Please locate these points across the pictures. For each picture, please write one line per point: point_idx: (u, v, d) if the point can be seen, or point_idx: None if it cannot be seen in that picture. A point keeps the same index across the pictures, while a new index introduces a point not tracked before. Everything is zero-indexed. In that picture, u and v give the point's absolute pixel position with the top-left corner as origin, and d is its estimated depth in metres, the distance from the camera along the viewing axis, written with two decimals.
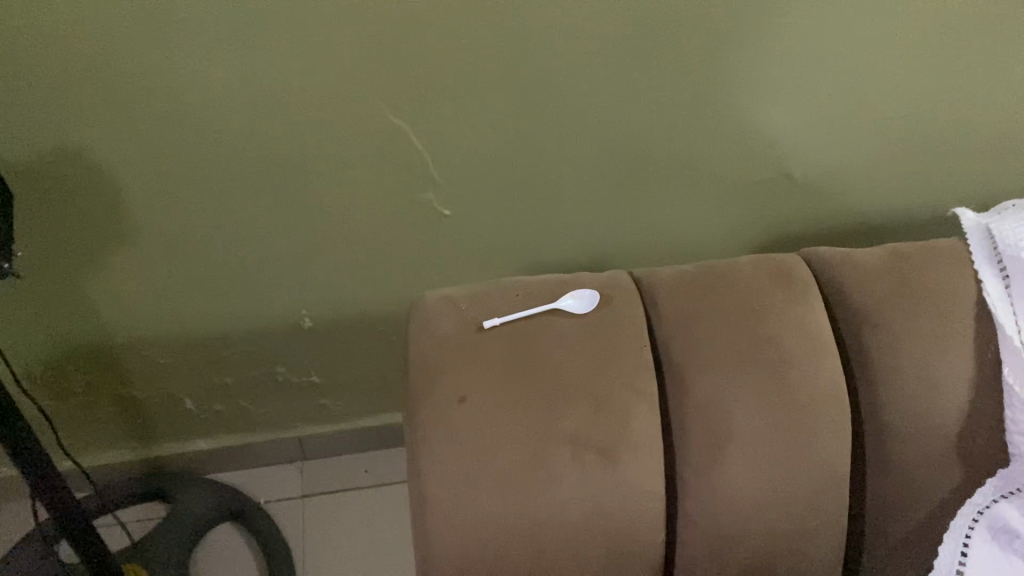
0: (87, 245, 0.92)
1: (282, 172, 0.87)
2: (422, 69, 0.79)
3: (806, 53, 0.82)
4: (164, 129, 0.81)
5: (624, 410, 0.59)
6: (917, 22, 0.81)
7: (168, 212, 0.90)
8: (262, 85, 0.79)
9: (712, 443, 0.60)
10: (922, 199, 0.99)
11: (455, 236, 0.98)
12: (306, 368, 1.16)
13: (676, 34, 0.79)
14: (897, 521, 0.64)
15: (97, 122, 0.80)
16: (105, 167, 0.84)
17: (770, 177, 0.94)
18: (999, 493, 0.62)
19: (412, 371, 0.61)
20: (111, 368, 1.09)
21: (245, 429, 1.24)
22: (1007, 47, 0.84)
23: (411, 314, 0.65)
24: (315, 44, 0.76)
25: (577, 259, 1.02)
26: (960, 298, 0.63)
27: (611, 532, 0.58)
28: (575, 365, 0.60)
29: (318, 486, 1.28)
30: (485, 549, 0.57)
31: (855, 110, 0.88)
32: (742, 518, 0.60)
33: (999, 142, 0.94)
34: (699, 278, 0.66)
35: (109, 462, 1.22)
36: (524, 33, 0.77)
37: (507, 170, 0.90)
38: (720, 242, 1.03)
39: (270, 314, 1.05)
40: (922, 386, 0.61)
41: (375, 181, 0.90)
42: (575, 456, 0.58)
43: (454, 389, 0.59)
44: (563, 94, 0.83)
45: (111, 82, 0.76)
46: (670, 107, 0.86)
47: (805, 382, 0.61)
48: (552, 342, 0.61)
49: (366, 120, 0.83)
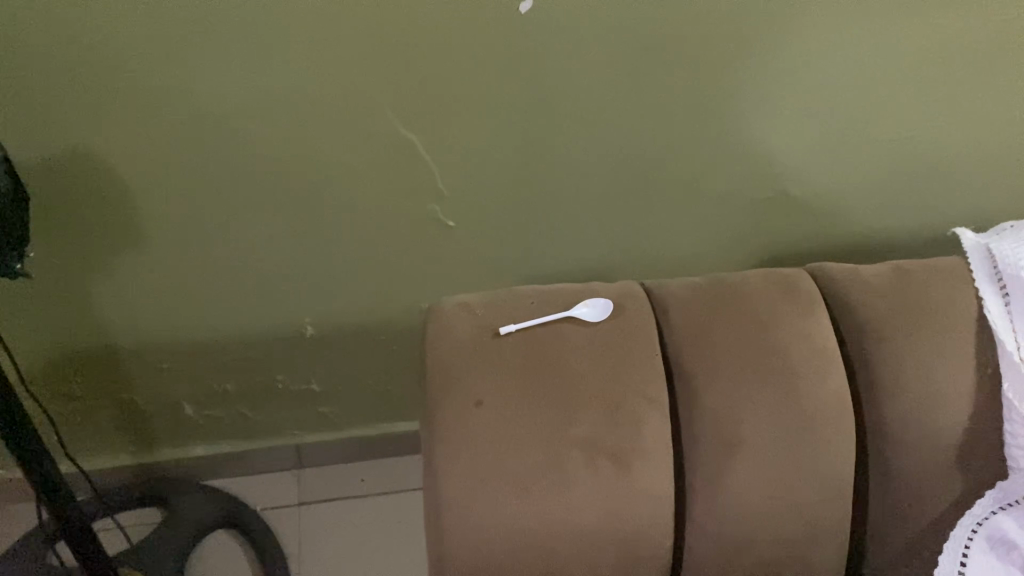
0: (99, 248, 0.92)
1: (292, 180, 0.89)
2: (432, 81, 0.81)
3: (807, 75, 0.84)
4: (179, 135, 0.82)
5: (635, 418, 0.60)
6: (914, 48, 0.84)
7: (180, 218, 0.91)
8: (275, 92, 0.80)
9: (721, 450, 0.61)
10: (918, 218, 1.02)
11: (461, 247, 0.99)
12: (306, 376, 1.16)
13: (679, 53, 0.81)
14: (898, 532, 0.65)
15: (115, 128, 0.81)
16: (119, 172, 0.85)
17: (769, 196, 0.97)
18: (997, 505, 0.63)
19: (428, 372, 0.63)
20: (115, 372, 1.09)
21: (243, 436, 1.24)
22: (999, 72, 0.87)
23: (427, 321, 0.67)
24: (331, 53, 0.78)
25: (580, 271, 1.04)
26: (962, 314, 0.65)
27: (621, 536, 0.59)
28: (588, 372, 0.62)
29: (314, 494, 1.28)
30: (499, 551, 0.58)
31: (853, 132, 0.91)
32: (749, 525, 0.61)
33: (994, 165, 0.96)
34: (708, 289, 0.67)
35: (107, 467, 1.22)
36: (536, 47, 0.79)
37: (513, 183, 0.92)
38: (721, 258, 1.04)
39: (275, 321, 1.06)
40: (925, 400, 0.63)
41: (385, 189, 0.91)
42: (586, 461, 0.59)
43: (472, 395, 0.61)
44: (571, 110, 0.85)
45: (129, 88, 0.78)
46: (673, 125, 0.88)
47: (812, 393, 0.62)
48: (566, 350, 0.63)
49: (376, 128, 0.85)
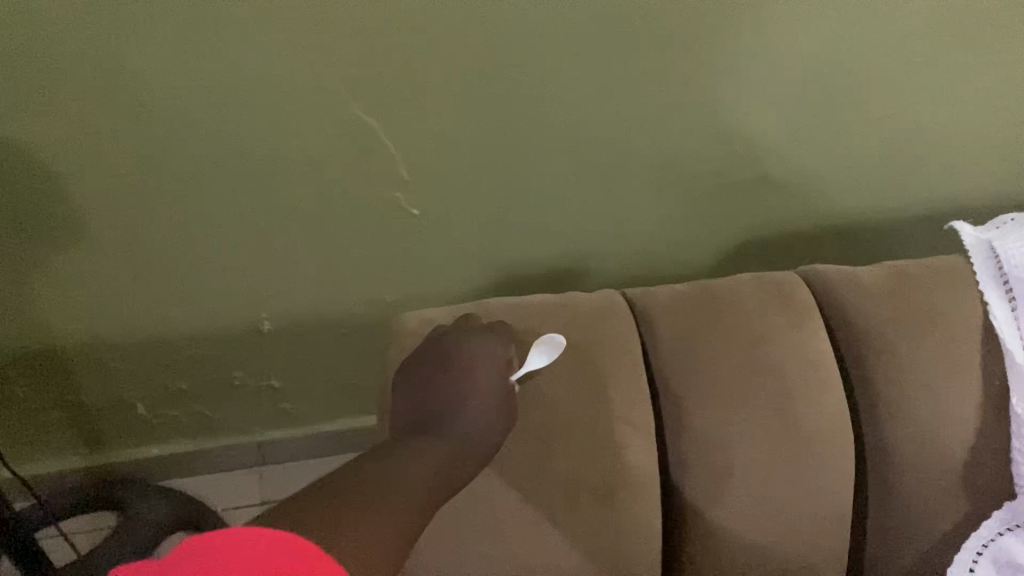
0: (32, 247, 0.85)
1: (243, 172, 0.82)
2: (392, 65, 0.74)
3: (797, 51, 0.79)
4: (116, 126, 0.75)
5: (620, 448, 0.62)
6: (910, 23, 0.78)
7: (120, 214, 0.84)
8: (221, 79, 0.73)
9: (713, 476, 0.62)
10: (902, 203, 0.98)
11: (427, 238, 0.93)
12: (264, 372, 1.10)
13: (657, 29, 0.75)
14: (899, 553, 0.66)
15: (44, 119, 0.74)
16: (52, 166, 0.78)
17: (749, 178, 0.91)
18: (1003, 526, 0.65)
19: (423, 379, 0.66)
20: (59, 374, 1.03)
21: (201, 435, 1.18)
22: (993, 47, 0.82)
23: (427, 335, 0.68)
24: (283, 36, 0.71)
25: (551, 263, 0.99)
26: (966, 323, 0.65)
27: (601, 557, 0.62)
28: (575, 401, 0.63)
29: (276, 493, 1.24)
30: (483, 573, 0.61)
31: (837, 110, 0.85)
32: (743, 546, 0.63)
33: (983, 147, 0.92)
34: (698, 298, 0.67)
35: (54, 471, 1.16)
36: (505, 28, 0.73)
37: (482, 171, 0.86)
38: (699, 245, 1.00)
39: (228, 317, 1.00)
40: (926, 418, 0.64)
41: (343, 182, 0.85)
42: (568, 492, 0.61)
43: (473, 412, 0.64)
44: (544, 93, 0.79)
45: (61, 75, 0.71)
46: (651, 106, 0.82)
47: (808, 415, 0.63)
48: (549, 379, 0.63)
49: (332, 115, 0.78)
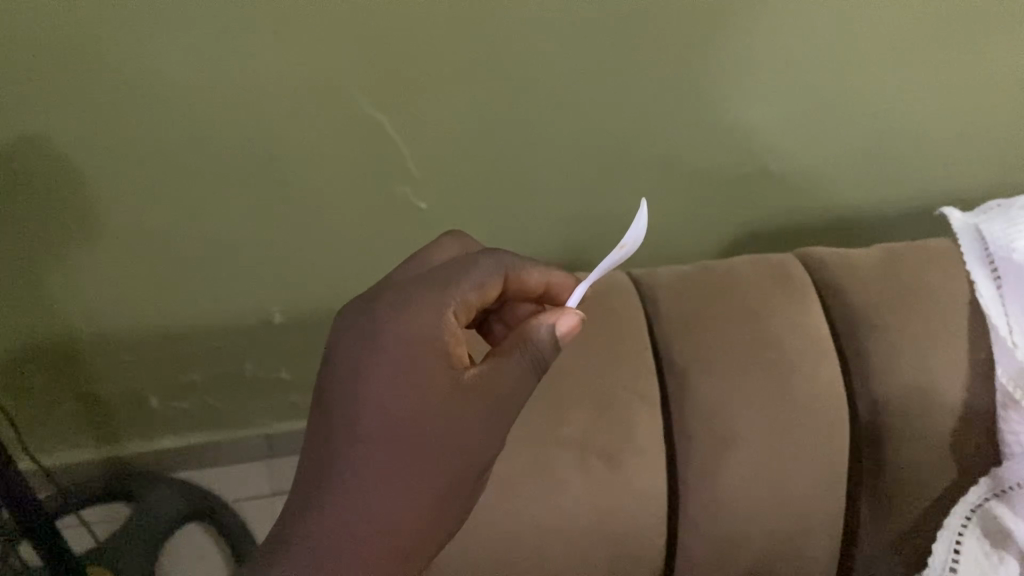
0: (55, 241, 0.88)
1: (259, 166, 0.85)
2: (404, 63, 0.77)
3: (790, 48, 0.82)
4: (139, 121, 0.78)
5: (626, 418, 0.66)
6: (899, 20, 0.82)
7: (141, 209, 0.87)
8: (239, 75, 0.76)
9: (715, 446, 0.66)
10: (892, 196, 1.01)
11: (434, 231, 0.96)
12: (274, 365, 1.13)
13: (657, 29, 0.78)
14: (891, 522, 0.70)
15: (70, 115, 0.77)
16: (76, 161, 0.81)
17: (748, 171, 0.94)
18: (989, 492, 0.68)
19: (351, 343, 0.55)
20: (78, 367, 1.05)
21: (215, 426, 1.21)
22: (979, 45, 0.85)
23: None
24: (299, 35, 0.74)
25: (554, 254, 1.02)
26: (954, 300, 0.69)
27: (609, 530, 0.64)
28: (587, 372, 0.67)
29: (285, 483, 1.27)
30: (496, 545, 0.63)
31: (830, 106, 0.89)
32: (745, 518, 0.66)
33: (970, 142, 0.96)
34: (701, 278, 0.72)
35: (70, 463, 1.18)
36: (512, 26, 0.76)
37: (489, 165, 0.89)
38: (697, 237, 1.03)
39: (241, 309, 1.02)
40: (917, 392, 0.67)
41: (355, 176, 0.88)
42: (577, 462, 0.64)
43: (428, 390, 0.54)
44: (548, 90, 0.82)
45: (87, 72, 0.74)
46: (651, 103, 0.85)
47: (805, 384, 0.67)
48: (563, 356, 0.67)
49: (346, 112, 0.81)
